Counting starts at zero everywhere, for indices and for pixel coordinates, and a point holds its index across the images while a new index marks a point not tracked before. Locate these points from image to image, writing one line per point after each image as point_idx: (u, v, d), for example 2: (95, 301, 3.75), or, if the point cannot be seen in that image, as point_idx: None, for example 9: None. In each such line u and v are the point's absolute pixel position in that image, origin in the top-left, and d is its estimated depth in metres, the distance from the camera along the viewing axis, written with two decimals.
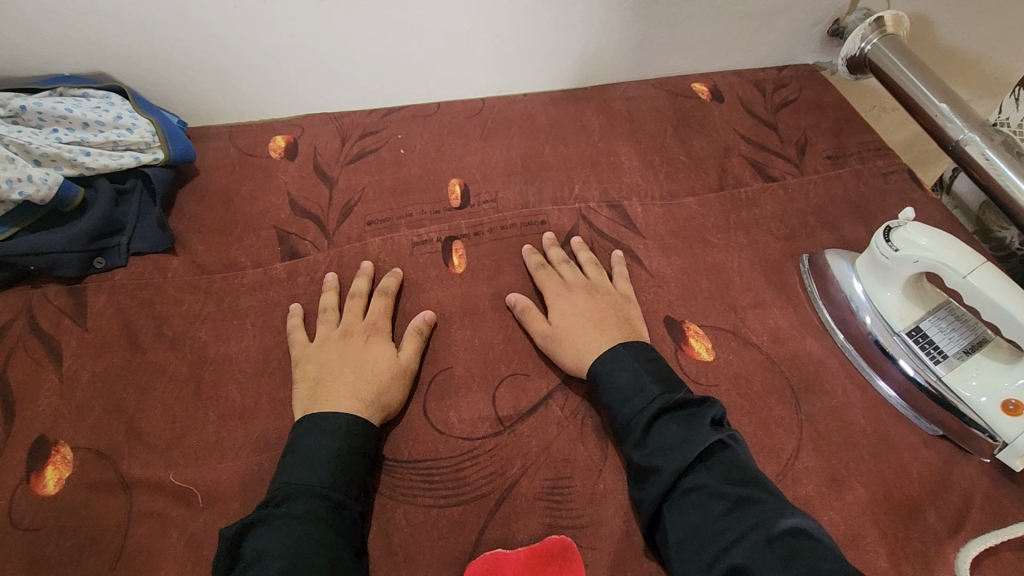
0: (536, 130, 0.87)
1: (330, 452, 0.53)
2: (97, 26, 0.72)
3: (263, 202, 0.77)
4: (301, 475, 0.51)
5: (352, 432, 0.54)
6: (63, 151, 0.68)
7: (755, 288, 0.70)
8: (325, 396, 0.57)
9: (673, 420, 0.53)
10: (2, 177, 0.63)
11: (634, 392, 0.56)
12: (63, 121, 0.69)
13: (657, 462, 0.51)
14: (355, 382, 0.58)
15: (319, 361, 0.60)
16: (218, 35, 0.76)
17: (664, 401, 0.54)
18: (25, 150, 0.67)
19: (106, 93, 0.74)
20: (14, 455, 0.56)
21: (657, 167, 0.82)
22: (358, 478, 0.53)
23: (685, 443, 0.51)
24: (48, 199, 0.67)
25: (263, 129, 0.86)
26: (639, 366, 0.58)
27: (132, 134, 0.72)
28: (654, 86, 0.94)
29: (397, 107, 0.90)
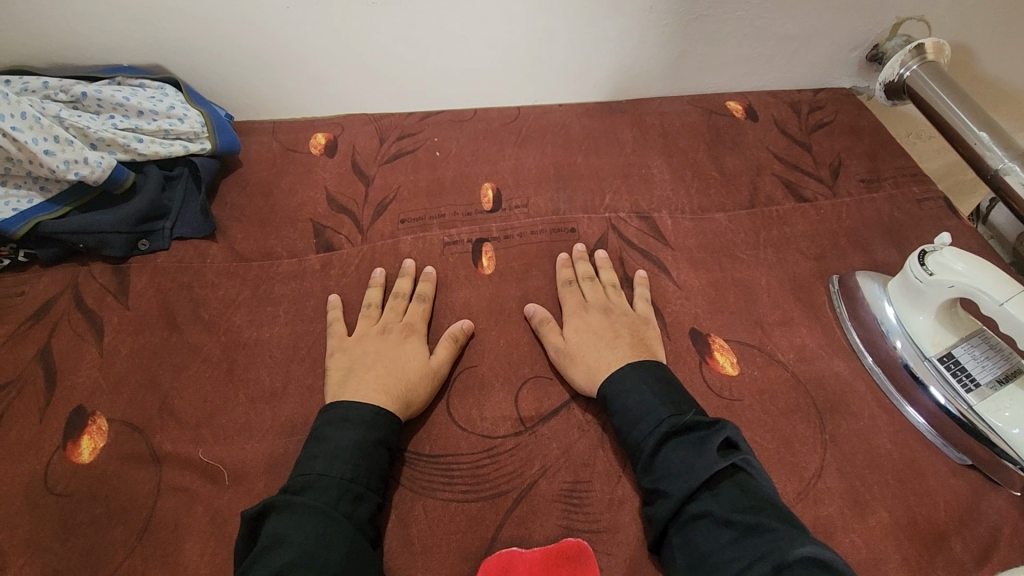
0: (569, 140, 0.88)
1: (352, 444, 0.53)
2: (157, 20, 0.76)
3: (302, 196, 0.80)
4: (322, 465, 0.52)
5: (375, 425, 0.55)
6: (118, 137, 0.71)
7: (783, 305, 0.70)
8: (353, 387, 0.59)
9: (681, 444, 0.53)
10: (60, 158, 0.67)
11: (643, 415, 0.56)
12: (120, 109, 0.73)
13: (665, 487, 0.51)
14: (382, 377, 0.59)
15: (354, 354, 0.62)
16: (269, 34, 0.79)
17: (672, 425, 0.54)
18: (83, 134, 0.70)
19: (161, 83, 0.78)
20: (53, 422, 0.58)
21: (688, 181, 0.83)
22: (379, 468, 0.54)
23: (691, 469, 0.51)
24: (101, 180, 0.70)
25: (306, 126, 0.90)
26: (648, 390, 0.57)
27: (182, 124, 0.75)
28: (689, 102, 0.95)
29: (435, 111, 0.93)
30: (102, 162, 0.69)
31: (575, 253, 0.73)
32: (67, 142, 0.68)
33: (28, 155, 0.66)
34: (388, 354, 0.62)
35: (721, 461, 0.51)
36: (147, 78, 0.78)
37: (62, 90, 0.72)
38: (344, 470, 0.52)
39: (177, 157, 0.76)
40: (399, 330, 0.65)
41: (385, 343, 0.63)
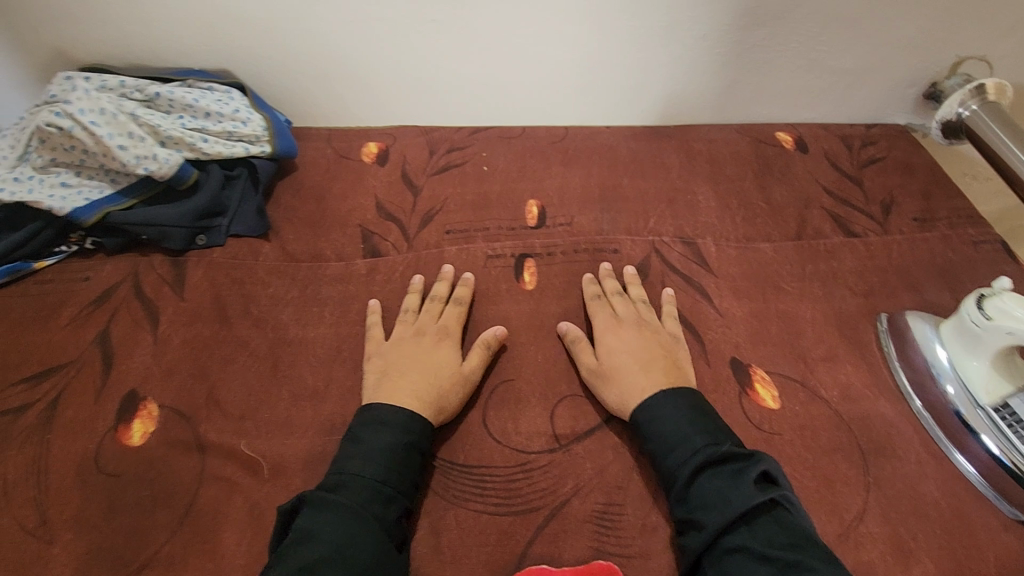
0: (616, 162, 0.89)
1: (385, 445, 0.54)
2: (231, 28, 0.80)
3: (352, 201, 0.82)
4: (356, 464, 0.53)
5: (410, 428, 0.56)
6: (186, 137, 0.75)
7: (828, 341, 0.69)
8: (390, 390, 0.59)
9: (716, 474, 0.52)
10: (132, 153, 0.71)
11: (678, 443, 0.55)
12: (189, 110, 0.76)
13: (699, 519, 0.50)
14: (419, 383, 0.60)
15: (389, 357, 0.63)
16: (334, 45, 0.83)
17: (706, 454, 0.53)
18: (154, 132, 0.73)
19: (227, 86, 0.81)
20: (107, 404, 0.61)
21: (734, 210, 0.83)
22: (409, 472, 0.54)
23: (726, 502, 0.50)
24: (166, 176, 0.73)
25: (360, 135, 0.92)
26: (683, 417, 0.56)
27: (246, 127, 0.79)
28: (738, 131, 0.95)
29: (484, 127, 0.94)
30: (169, 159, 0.72)
31: (601, 272, 0.74)
32: (139, 139, 0.71)
33: (104, 149, 0.70)
34: (422, 359, 0.63)
35: (757, 494, 0.50)
36: (215, 81, 0.82)
37: (137, 89, 0.76)
38: (377, 471, 0.53)
39: (238, 158, 0.79)
40: (434, 336, 0.65)
41: (421, 348, 0.64)
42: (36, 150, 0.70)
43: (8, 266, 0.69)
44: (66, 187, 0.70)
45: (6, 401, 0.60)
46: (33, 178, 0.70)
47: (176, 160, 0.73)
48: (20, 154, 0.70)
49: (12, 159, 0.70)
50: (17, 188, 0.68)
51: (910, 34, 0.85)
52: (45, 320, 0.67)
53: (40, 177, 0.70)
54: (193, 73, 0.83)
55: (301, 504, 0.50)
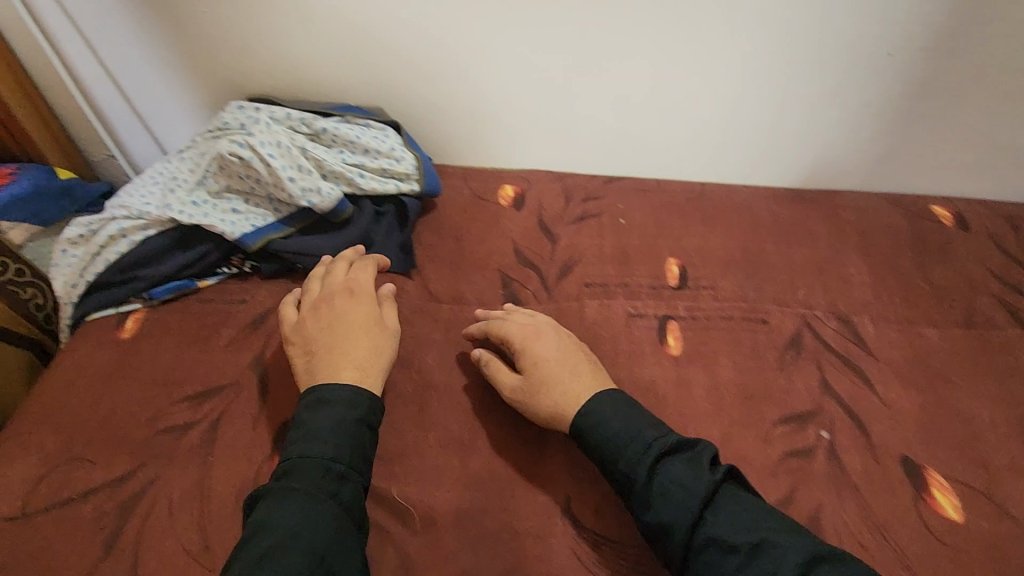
0: (759, 224, 0.86)
1: (328, 424, 0.54)
2: (396, 67, 0.84)
3: (491, 243, 0.82)
4: (314, 436, 0.54)
5: (359, 402, 0.57)
6: (346, 172, 0.77)
7: (1011, 448, 0.63)
8: (339, 359, 0.60)
9: (673, 463, 0.53)
10: (299, 185, 0.73)
11: (627, 439, 0.55)
12: (350, 145, 0.79)
13: (665, 512, 0.51)
14: (350, 358, 0.61)
15: (321, 332, 0.63)
16: (490, 90, 0.86)
17: (635, 439, 0.55)
18: (319, 165, 0.76)
19: (382, 124, 0.83)
20: (264, 433, 0.62)
21: (891, 288, 0.78)
22: (360, 450, 0.55)
23: (689, 492, 0.52)
24: (325, 209, 0.75)
25: (497, 175, 0.92)
26: (630, 412, 0.58)
27: (399, 165, 0.81)
28: (888, 201, 0.90)
29: (619, 177, 0.94)
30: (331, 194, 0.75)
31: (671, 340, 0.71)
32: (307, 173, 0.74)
33: (275, 179, 0.73)
34: (358, 320, 0.64)
35: (714, 480, 0.52)
36: (371, 118, 0.84)
37: (304, 123, 0.79)
38: (336, 450, 0.53)
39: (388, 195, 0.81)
40: (338, 295, 0.66)
41: (354, 306, 0.65)
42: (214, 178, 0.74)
43: (177, 283, 0.73)
44: (236, 213, 0.74)
45: (172, 418, 0.63)
46: (208, 203, 0.73)
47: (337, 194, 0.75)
48: (198, 180, 0.74)
49: (191, 184, 0.74)
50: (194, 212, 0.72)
51: None
52: (206, 339, 0.70)
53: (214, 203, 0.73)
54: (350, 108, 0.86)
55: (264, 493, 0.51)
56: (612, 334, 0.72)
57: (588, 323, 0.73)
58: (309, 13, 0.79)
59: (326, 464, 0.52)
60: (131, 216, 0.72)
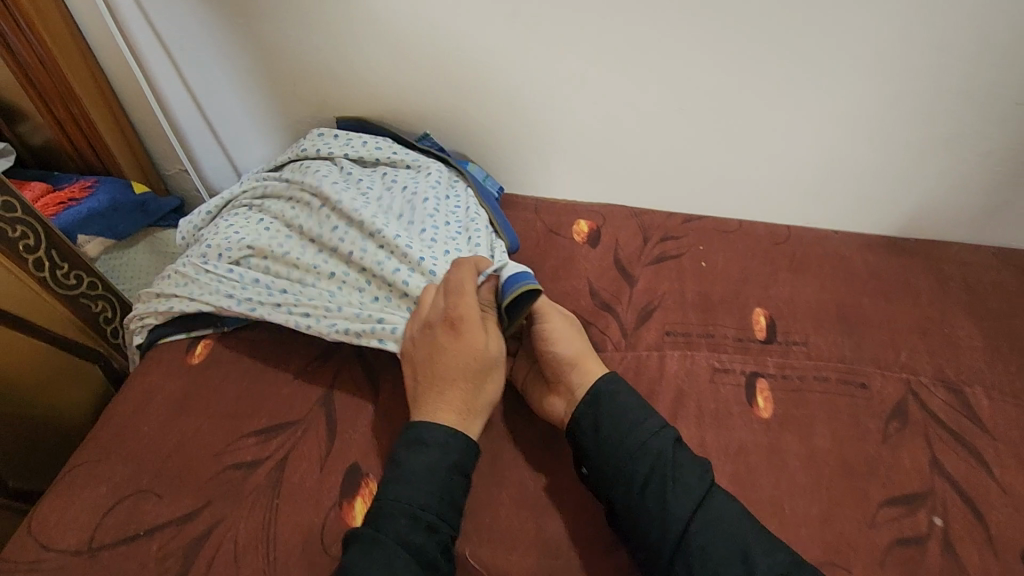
0: (852, 275, 0.80)
1: (426, 472, 0.53)
2: (476, 98, 0.82)
3: (565, 283, 0.79)
4: (406, 489, 0.52)
5: (451, 446, 0.55)
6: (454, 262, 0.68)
7: None
8: (435, 399, 0.58)
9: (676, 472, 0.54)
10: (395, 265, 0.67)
11: (625, 432, 0.57)
12: (428, 220, 0.73)
13: (654, 502, 0.53)
14: (451, 392, 0.58)
15: (445, 369, 0.58)
16: (572, 122, 0.82)
17: (665, 446, 0.56)
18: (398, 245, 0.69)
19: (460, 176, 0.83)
20: (331, 477, 0.59)
21: (1007, 356, 0.71)
22: (447, 497, 0.53)
23: (687, 496, 0.52)
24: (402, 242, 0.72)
25: (570, 209, 0.89)
26: (628, 407, 0.58)
27: (482, 231, 0.75)
28: (997, 256, 0.82)
29: (698, 216, 0.89)
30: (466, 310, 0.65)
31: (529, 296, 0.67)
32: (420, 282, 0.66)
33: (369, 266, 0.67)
34: (467, 369, 0.58)
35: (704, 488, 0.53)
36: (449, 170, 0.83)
37: (392, 202, 0.75)
38: (427, 499, 0.52)
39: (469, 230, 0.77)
40: (445, 331, 0.59)
41: (445, 335, 0.59)
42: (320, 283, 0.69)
43: None
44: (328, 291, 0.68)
45: (239, 454, 0.61)
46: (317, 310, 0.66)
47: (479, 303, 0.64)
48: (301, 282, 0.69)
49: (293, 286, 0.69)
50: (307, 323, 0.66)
51: None
52: (273, 370, 0.68)
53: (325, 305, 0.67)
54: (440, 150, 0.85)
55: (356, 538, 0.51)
56: (697, 390, 0.67)
57: (669, 376, 0.68)
58: (394, 41, 0.78)
59: (415, 514, 0.51)
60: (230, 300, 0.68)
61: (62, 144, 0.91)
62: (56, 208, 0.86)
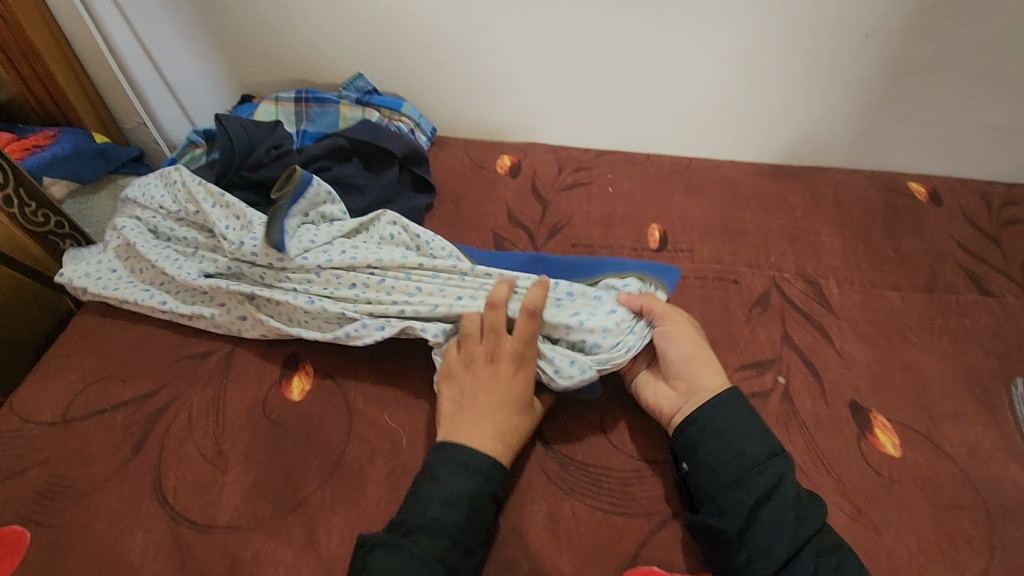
0: (739, 195, 0.91)
1: (467, 494, 0.54)
2: (401, 43, 0.90)
3: (486, 208, 0.89)
4: (443, 510, 0.53)
5: (491, 475, 0.55)
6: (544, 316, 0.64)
7: (955, 397, 0.67)
8: (464, 421, 0.58)
9: (784, 495, 0.54)
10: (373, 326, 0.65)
11: (738, 452, 0.56)
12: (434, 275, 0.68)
13: (764, 523, 0.53)
14: (489, 420, 0.58)
15: (469, 389, 0.60)
16: (489, 66, 0.91)
17: (779, 474, 0.55)
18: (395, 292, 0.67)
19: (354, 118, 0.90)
20: (272, 362, 0.69)
21: (861, 255, 0.82)
22: (482, 522, 0.54)
23: (792, 526, 0.52)
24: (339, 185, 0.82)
25: (495, 147, 0.98)
26: (746, 434, 0.57)
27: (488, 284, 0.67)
28: (867, 177, 0.93)
29: (610, 150, 0.98)
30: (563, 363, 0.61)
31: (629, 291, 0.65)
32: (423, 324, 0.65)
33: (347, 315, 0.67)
34: (502, 397, 0.59)
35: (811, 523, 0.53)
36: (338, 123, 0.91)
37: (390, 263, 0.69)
38: (464, 527, 0.53)
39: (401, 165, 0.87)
40: (484, 351, 0.61)
41: (477, 372, 0.60)
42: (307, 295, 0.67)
43: None
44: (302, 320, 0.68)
45: (193, 346, 0.71)
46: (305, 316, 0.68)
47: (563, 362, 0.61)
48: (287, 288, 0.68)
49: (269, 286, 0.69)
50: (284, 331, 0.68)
51: None
52: None
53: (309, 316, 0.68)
54: (373, 97, 0.94)
55: (380, 545, 0.51)
56: None
57: None
58: None
59: (449, 538, 0.52)
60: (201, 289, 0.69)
61: (27, 100, 0.99)
62: (23, 154, 0.94)
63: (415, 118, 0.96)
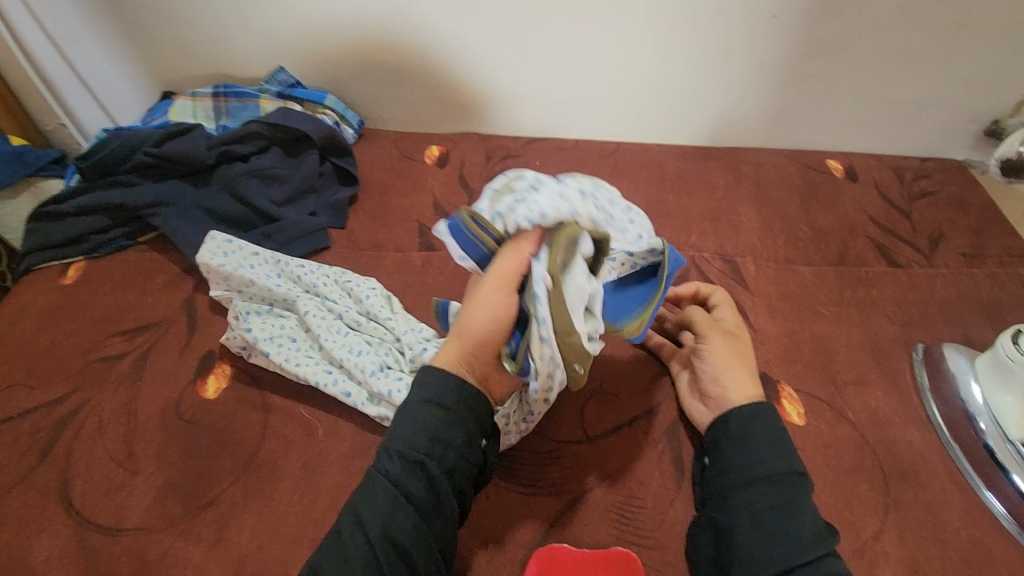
0: (663, 178, 0.92)
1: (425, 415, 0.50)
2: (319, 35, 0.89)
3: (413, 198, 0.89)
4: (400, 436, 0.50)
5: (448, 389, 0.51)
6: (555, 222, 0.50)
7: (860, 365, 0.70)
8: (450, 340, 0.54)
9: (801, 506, 0.51)
10: (275, 340, 0.67)
11: (754, 462, 0.54)
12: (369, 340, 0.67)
13: (775, 530, 0.50)
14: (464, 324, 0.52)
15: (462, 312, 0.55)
16: (410, 56, 0.90)
17: (803, 488, 0.52)
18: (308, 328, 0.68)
19: (278, 106, 0.89)
20: (188, 362, 0.69)
21: (778, 233, 0.85)
22: (441, 438, 0.49)
23: (789, 540, 0.49)
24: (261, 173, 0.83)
25: (424, 137, 0.98)
26: (770, 446, 0.54)
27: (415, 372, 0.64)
28: (788, 156, 0.96)
29: (539, 137, 0.99)
30: (546, 343, 0.48)
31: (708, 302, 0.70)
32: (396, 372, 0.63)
33: (256, 327, 0.67)
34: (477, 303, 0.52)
35: (818, 543, 0.48)
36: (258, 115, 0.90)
37: (352, 326, 0.68)
38: (419, 444, 0.49)
39: (325, 155, 0.88)
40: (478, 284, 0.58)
41: (480, 294, 0.50)
42: (296, 333, 0.68)
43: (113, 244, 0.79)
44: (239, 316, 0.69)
45: (105, 349, 0.70)
46: (274, 338, 0.67)
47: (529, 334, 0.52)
48: (290, 318, 0.69)
49: (274, 310, 0.70)
50: (241, 333, 0.67)
51: (972, 71, 0.86)
52: (141, 283, 0.76)
53: (281, 342, 0.67)
54: (295, 89, 0.93)
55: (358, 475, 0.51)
56: None
57: None
58: None
59: (407, 457, 0.49)
60: (228, 268, 0.70)
61: None
62: None
63: (340, 110, 0.95)
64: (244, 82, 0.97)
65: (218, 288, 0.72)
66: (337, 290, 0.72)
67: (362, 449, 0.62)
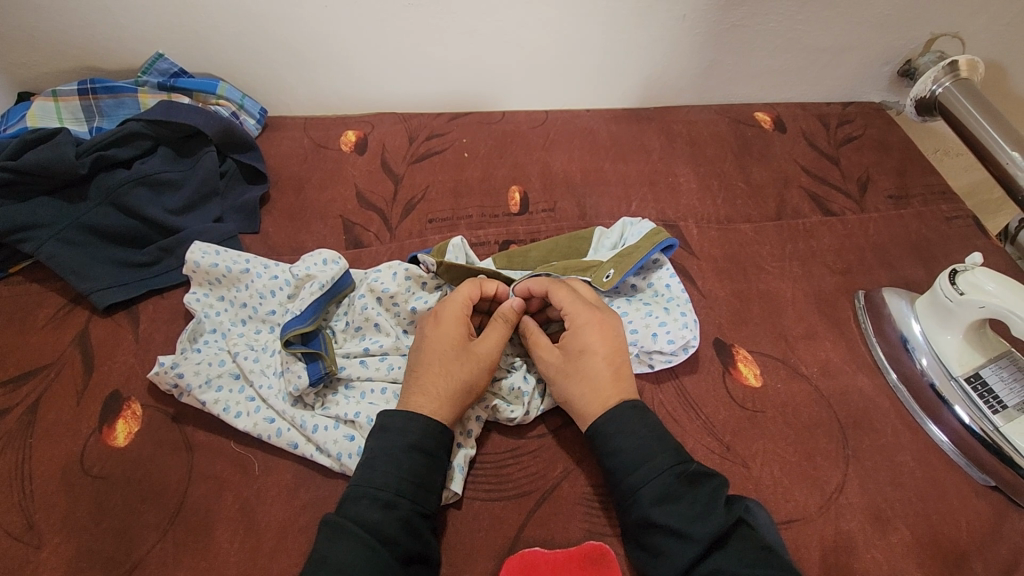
0: (597, 145, 0.88)
1: (405, 455, 0.52)
2: (198, 15, 0.77)
3: (332, 191, 0.81)
4: (377, 484, 0.51)
5: (428, 435, 0.53)
6: (383, 292, 0.64)
7: (808, 319, 0.70)
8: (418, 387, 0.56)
9: (677, 497, 0.51)
10: (204, 375, 0.59)
11: (646, 456, 0.53)
12: (345, 385, 0.61)
13: (675, 541, 0.49)
14: (435, 375, 0.56)
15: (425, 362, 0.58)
16: (311, 33, 0.81)
17: (693, 479, 0.52)
18: (263, 367, 0.61)
19: (160, 100, 0.79)
20: (89, 407, 0.60)
21: (715, 191, 0.83)
22: (422, 475, 0.52)
23: (697, 521, 0.49)
24: (151, 178, 0.72)
25: (337, 122, 0.90)
26: (644, 433, 0.54)
27: (346, 401, 0.59)
28: (718, 111, 0.94)
29: (464, 113, 0.93)
30: (475, 419, 0.60)
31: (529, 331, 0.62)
32: (334, 422, 0.58)
33: (205, 358, 0.61)
34: (438, 354, 0.58)
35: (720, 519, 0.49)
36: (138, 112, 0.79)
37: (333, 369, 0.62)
38: (402, 485, 0.51)
39: (225, 152, 0.80)
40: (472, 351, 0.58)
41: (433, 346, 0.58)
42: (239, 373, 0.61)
43: None
44: (204, 335, 0.63)
45: None
46: (211, 381, 0.59)
47: (368, 386, 0.61)
48: (240, 347, 0.62)
49: (234, 336, 0.63)
50: (173, 369, 0.59)
51: (885, 11, 0.86)
52: (20, 323, 0.66)
53: (221, 384, 0.60)
54: (180, 79, 0.82)
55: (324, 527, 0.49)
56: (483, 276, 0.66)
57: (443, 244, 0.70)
58: None
59: (393, 502, 0.50)
60: (220, 268, 0.65)
61: None
62: None
63: (237, 99, 0.85)
64: (118, 74, 0.84)
65: (200, 290, 0.65)
66: (326, 327, 0.65)
67: (305, 476, 0.56)
